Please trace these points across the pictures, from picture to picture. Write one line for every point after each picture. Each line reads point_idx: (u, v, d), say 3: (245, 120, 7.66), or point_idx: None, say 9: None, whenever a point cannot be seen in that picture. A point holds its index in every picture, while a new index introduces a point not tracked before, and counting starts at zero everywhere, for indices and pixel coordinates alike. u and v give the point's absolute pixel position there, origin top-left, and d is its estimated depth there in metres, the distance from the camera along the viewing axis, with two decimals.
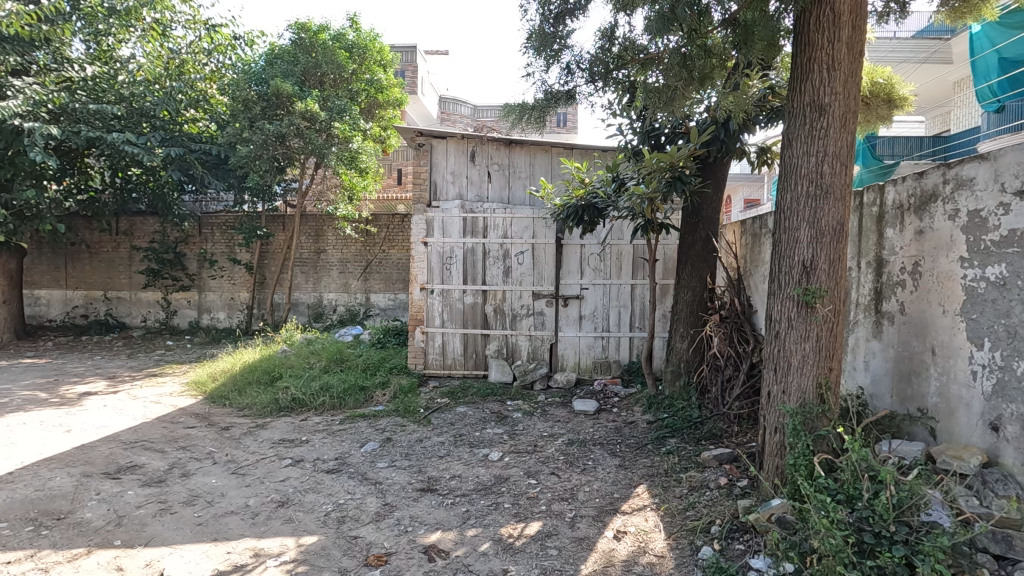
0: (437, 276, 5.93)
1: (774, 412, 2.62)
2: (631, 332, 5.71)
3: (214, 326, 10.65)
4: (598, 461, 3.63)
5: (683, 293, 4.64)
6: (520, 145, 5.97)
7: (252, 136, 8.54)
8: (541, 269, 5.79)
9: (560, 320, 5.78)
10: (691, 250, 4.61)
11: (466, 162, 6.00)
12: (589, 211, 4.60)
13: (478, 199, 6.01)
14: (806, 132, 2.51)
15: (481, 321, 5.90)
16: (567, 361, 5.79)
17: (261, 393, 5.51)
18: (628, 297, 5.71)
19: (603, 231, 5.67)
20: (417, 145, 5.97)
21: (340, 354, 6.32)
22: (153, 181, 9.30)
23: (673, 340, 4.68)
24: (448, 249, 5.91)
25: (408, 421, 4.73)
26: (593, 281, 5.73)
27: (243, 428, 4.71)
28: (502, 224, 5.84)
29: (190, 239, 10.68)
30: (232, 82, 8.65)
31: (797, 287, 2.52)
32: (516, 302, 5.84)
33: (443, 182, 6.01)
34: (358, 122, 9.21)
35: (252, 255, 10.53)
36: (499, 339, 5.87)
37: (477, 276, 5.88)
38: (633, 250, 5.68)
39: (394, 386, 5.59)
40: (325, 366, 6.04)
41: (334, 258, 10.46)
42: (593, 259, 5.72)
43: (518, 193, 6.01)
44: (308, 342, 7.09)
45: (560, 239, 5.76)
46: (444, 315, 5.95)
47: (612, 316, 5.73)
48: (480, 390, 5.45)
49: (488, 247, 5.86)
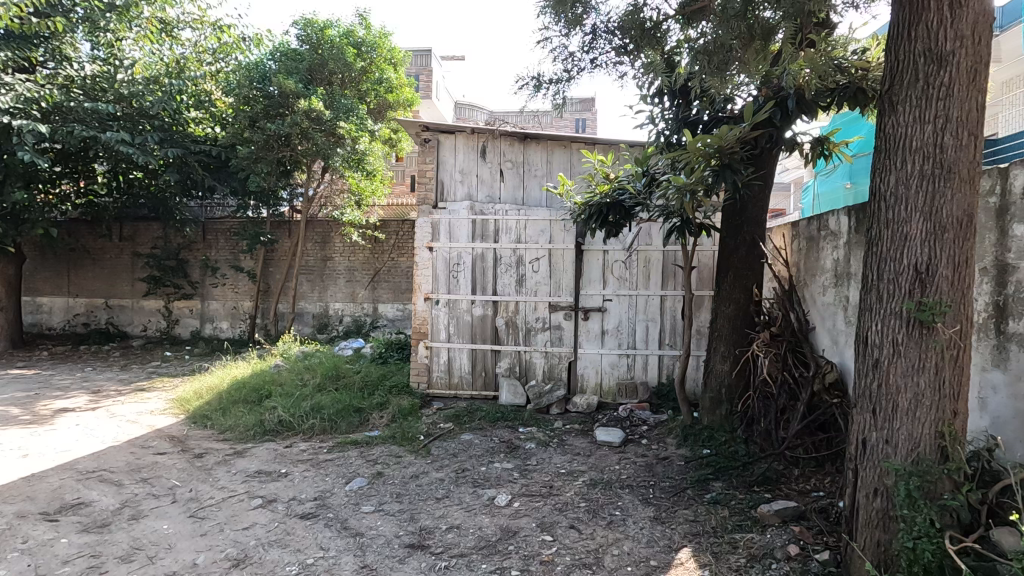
0: (443, 285, 5.35)
1: (870, 469, 1.97)
2: (661, 350, 5.05)
3: (217, 336, 10.22)
4: (627, 512, 2.97)
5: (725, 305, 3.99)
6: (537, 141, 5.38)
7: (253, 137, 8.08)
8: (559, 278, 5.16)
9: (580, 335, 5.15)
10: (734, 257, 3.97)
11: (476, 159, 5.43)
12: (616, 210, 3.97)
13: (489, 200, 5.43)
14: (917, 91, 1.87)
15: (492, 336, 5.29)
16: (588, 382, 5.14)
17: (246, 414, 4.96)
18: (657, 310, 5.06)
19: (629, 235, 5.04)
20: (423, 141, 5.44)
21: (337, 369, 5.75)
22: (155, 185, 9.00)
23: (711, 360, 4.03)
24: (456, 255, 5.32)
25: (405, 450, 4.13)
26: (617, 292, 5.09)
27: (218, 457, 4.14)
28: (515, 228, 5.24)
29: (194, 245, 10.29)
30: (231, 78, 8.22)
31: (907, 301, 1.86)
32: (531, 315, 5.22)
33: (451, 181, 5.45)
34: (366, 122, 8.72)
35: (255, 262, 10.10)
36: (511, 356, 5.26)
37: (487, 285, 5.29)
38: (663, 257, 5.03)
39: (392, 408, 5.01)
40: (319, 383, 5.47)
41: (341, 267, 9.98)
42: (617, 267, 5.09)
43: (534, 193, 5.40)
44: (306, 355, 6.55)
45: (581, 244, 5.13)
46: (451, 328, 5.35)
47: (638, 332, 5.08)
48: (489, 415, 4.83)
49: (500, 252, 5.26)
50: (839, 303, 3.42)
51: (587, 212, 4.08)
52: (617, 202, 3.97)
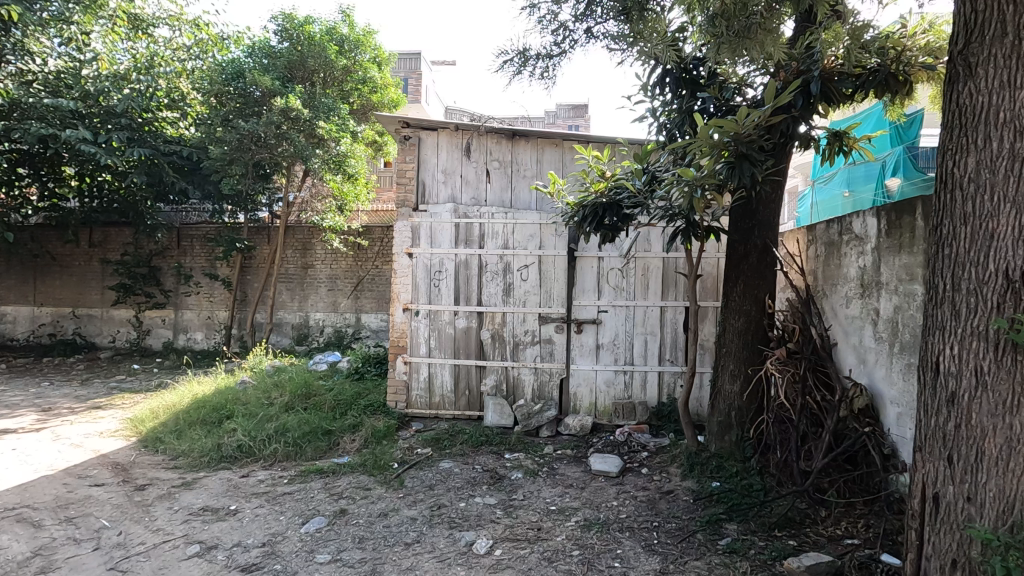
0: (424, 294, 4.90)
1: (946, 536, 1.80)
2: (661, 366, 4.63)
3: (190, 347, 9.70)
4: (628, 562, 2.53)
5: (734, 317, 3.60)
6: (526, 138, 4.97)
7: (225, 136, 7.61)
8: (550, 287, 4.72)
9: (573, 350, 4.71)
10: (744, 264, 3.58)
11: (460, 158, 5.01)
12: (613, 211, 3.54)
13: (474, 203, 5.00)
14: (1002, 63, 1.68)
15: (477, 350, 4.84)
16: (581, 402, 4.70)
17: (203, 437, 4.47)
18: (656, 323, 4.65)
19: (626, 241, 4.63)
20: (403, 138, 5.02)
21: (307, 386, 5.27)
22: (124, 189, 8.59)
23: (720, 379, 3.64)
24: (437, 262, 4.88)
25: (375, 482, 3.65)
26: (613, 303, 4.67)
27: (162, 489, 3.64)
28: (502, 232, 4.80)
29: (167, 252, 9.78)
30: (204, 75, 7.76)
31: (994, 321, 1.66)
32: (519, 328, 4.77)
33: (433, 182, 5.02)
34: (347, 123, 8.31)
35: (231, 270, 9.60)
36: (497, 372, 4.81)
37: (471, 295, 4.84)
38: (663, 265, 4.62)
39: (365, 430, 4.52)
40: (287, 402, 4.98)
41: (322, 274, 9.51)
42: (613, 276, 4.67)
43: (522, 195, 4.97)
44: (277, 369, 6.05)
45: (573, 250, 4.71)
46: (432, 341, 4.89)
47: (636, 346, 4.66)
48: (471, 438, 4.37)
49: (486, 259, 4.83)
50: (866, 316, 3.02)
51: (580, 212, 3.66)
52: (615, 201, 3.55)
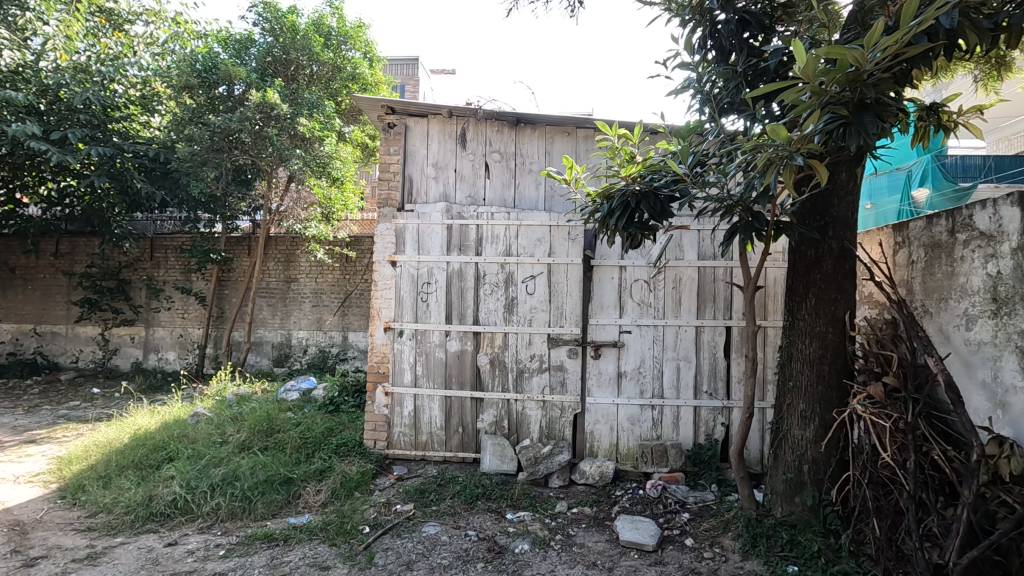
0: (409, 311, 4.07)
1: None
2: (697, 400, 3.81)
3: (161, 368, 8.86)
4: None
5: (802, 342, 2.81)
6: (531, 126, 4.19)
7: (196, 133, 6.87)
8: (561, 303, 3.90)
9: (589, 379, 3.88)
10: (817, 274, 2.79)
11: (453, 148, 4.24)
12: (651, 201, 2.72)
13: (470, 202, 4.21)
14: None
15: (473, 379, 4.00)
16: (600, 442, 3.85)
17: (132, 487, 3.61)
18: (690, 348, 3.83)
19: (654, 247, 3.84)
20: (387, 128, 4.28)
21: (270, 419, 4.42)
22: (90, 195, 7.84)
23: (786, 423, 2.84)
24: (426, 272, 4.06)
25: (336, 558, 2.81)
26: (638, 322, 3.85)
27: (58, 567, 2.79)
28: (504, 236, 3.99)
29: (139, 264, 8.99)
30: (171, 65, 7.00)
31: None
32: (524, 353, 3.94)
33: (421, 177, 4.25)
34: (332, 121, 7.58)
35: (207, 283, 8.81)
36: (497, 406, 3.96)
37: (466, 313, 4.01)
38: (698, 277, 3.83)
39: (334, 479, 3.67)
40: (242, 440, 4.13)
41: (306, 289, 8.71)
42: (638, 289, 3.87)
43: (528, 193, 4.18)
44: (241, 397, 5.20)
45: (589, 258, 3.92)
46: (418, 367, 4.06)
47: (666, 376, 3.84)
48: (464, 492, 3.51)
49: (484, 269, 4.00)
50: (1006, 342, 2.19)
51: (604, 206, 2.86)
52: (652, 189, 2.75)
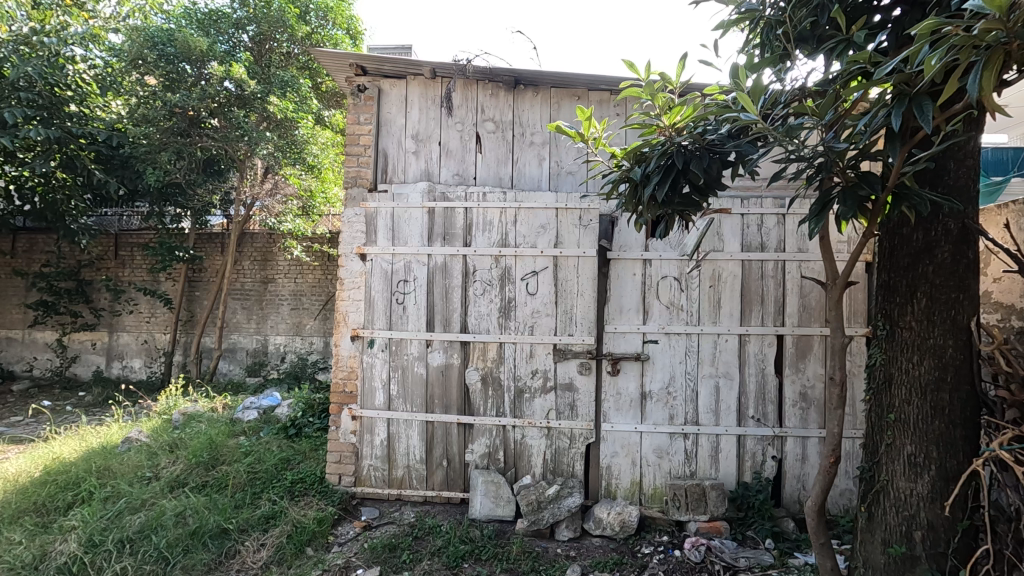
0: (381, 316, 3.29)
1: None
2: (741, 428, 3.03)
3: (125, 378, 8.08)
4: None
5: (907, 361, 2.04)
6: (533, 88, 3.41)
7: (152, 113, 6.10)
8: (570, 305, 3.12)
9: (605, 401, 3.11)
10: (932, 265, 2.01)
11: (438, 117, 3.46)
12: (706, 160, 1.92)
13: (458, 182, 3.43)
14: None
15: (460, 401, 3.21)
16: (619, 480, 3.08)
17: (21, 541, 2.83)
18: (732, 361, 3.06)
19: (689, 235, 3.08)
20: (357, 92, 3.51)
21: (214, 447, 3.64)
22: (42, 186, 7.04)
23: (885, 473, 2.07)
24: (402, 266, 3.28)
25: None
26: (667, 329, 3.08)
27: None
28: (499, 222, 3.20)
29: (102, 262, 8.20)
30: (124, 38, 6.22)
31: None
32: (523, 367, 3.16)
33: (399, 152, 3.48)
34: (309, 102, 6.85)
35: (176, 284, 8.03)
36: (490, 433, 3.18)
37: (451, 317, 3.23)
38: (742, 272, 3.06)
39: (282, 529, 2.89)
40: (175, 475, 3.35)
41: (285, 290, 7.92)
42: (667, 288, 3.09)
43: (528, 170, 3.40)
44: (189, 417, 4.40)
45: (605, 249, 3.16)
46: (392, 386, 3.27)
47: (702, 397, 3.07)
48: (447, 549, 2.75)
49: (474, 263, 3.21)
50: None
51: (635, 170, 2.07)
52: (704, 142, 1.96)
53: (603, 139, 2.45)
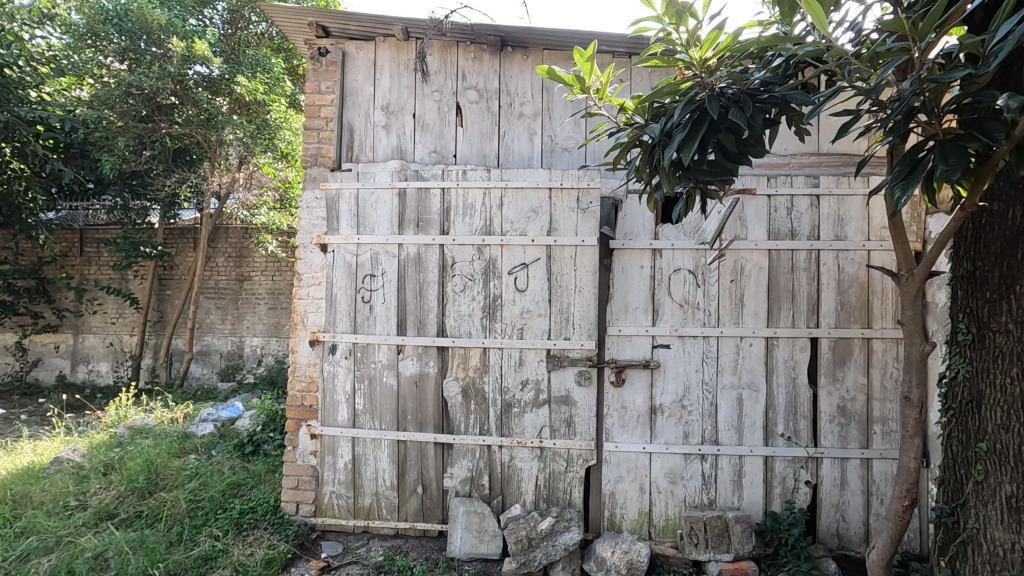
0: (345, 318, 2.80)
1: None
2: (769, 449, 2.57)
3: (91, 383, 7.55)
4: None
5: (1002, 376, 1.58)
6: (522, 50, 2.93)
7: (107, 95, 5.61)
8: (566, 304, 2.64)
9: (608, 416, 2.64)
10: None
11: (411, 84, 2.96)
12: (751, 108, 1.44)
13: (435, 160, 2.94)
14: None
15: (437, 417, 2.73)
16: (624, 510, 2.61)
17: None
18: (758, 369, 2.59)
19: (707, 219, 2.61)
20: (318, 56, 3.02)
21: (154, 469, 3.14)
22: None
23: (975, 519, 1.64)
24: (368, 259, 2.79)
25: None
26: (680, 332, 2.61)
27: None
28: (482, 205, 2.71)
29: (66, 260, 7.68)
30: (76, 12, 5.68)
31: None
32: (511, 377, 2.68)
33: (366, 126, 2.98)
34: (283, 84, 6.38)
35: (144, 283, 7.51)
36: (474, 455, 2.70)
37: (427, 318, 2.74)
38: (769, 263, 2.59)
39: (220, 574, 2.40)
40: (104, 505, 2.85)
41: (261, 289, 7.41)
42: (679, 284, 2.62)
43: (516, 146, 2.92)
44: (136, 432, 3.89)
45: (608, 238, 2.68)
46: (358, 400, 2.79)
47: (722, 411, 2.60)
48: None
49: (453, 254, 2.73)
50: None
51: (652, 126, 1.59)
52: (747, 86, 1.48)
53: (607, 90, 1.96)
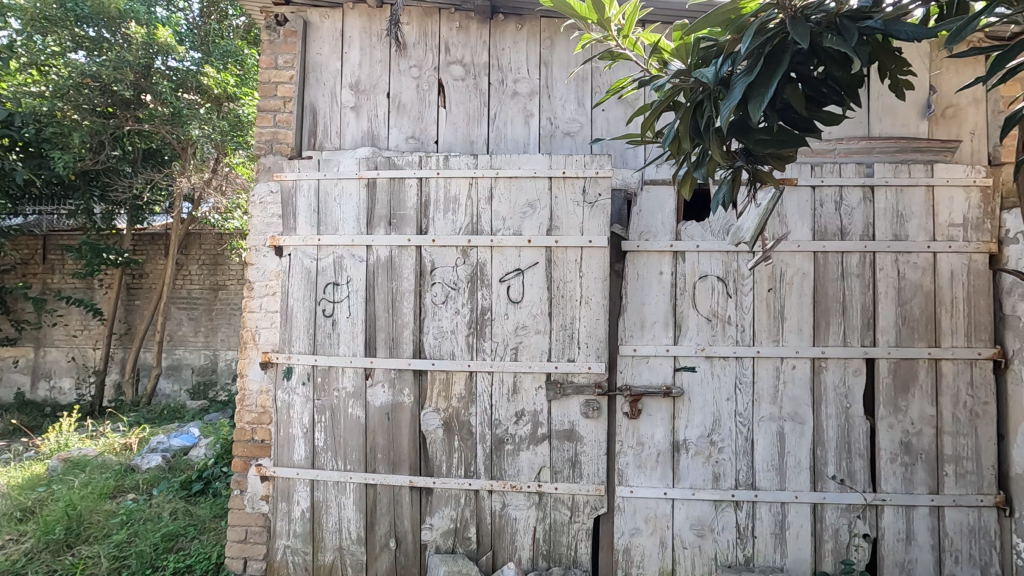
0: (303, 335, 2.33)
1: None
2: (818, 495, 2.10)
3: (52, 401, 7.01)
4: None
5: None
6: (516, 19, 2.48)
7: (60, 86, 5.11)
8: (569, 318, 2.18)
9: (621, 455, 2.17)
10: None
11: (384, 58, 2.51)
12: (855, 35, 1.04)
13: (412, 146, 2.48)
14: None
15: (413, 456, 2.25)
16: (642, 570, 2.14)
17: None
18: (803, 397, 2.13)
19: (740, 218, 2.15)
20: (276, 26, 2.55)
21: (79, 516, 2.64)
22: None
23: None
24: (331, 264, 2.32)
25: None
26: (709, 351, 2.15)
27: None
28: (468, 198, 2.25)
29: (27, 269, 7.17)
30: None
31: None
32: (503, 407, 2.21)
33: (331, 108, 2.52)
34: (256, 78, 5.93)
35: (110, 293, 7.00)
36: (458, 502, 2.22)
37: (401, 335, 2.27)
38: (815, 267, 2.14)
39: None
40: (9, 564, 2.35)
41: (237, 299, 6.92)
42: (707, 294, 2.17)
43: (509, 130, 2.46)
44: (73, 465, 3.38)
45: (621, 237, 2.23)
46: (317, 435, 2.30)
47: (760, 448, 2.14)
48: None
49: (433, 257, 2.26)
50: None
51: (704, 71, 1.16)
52: (845, 6, 1.06)
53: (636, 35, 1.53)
